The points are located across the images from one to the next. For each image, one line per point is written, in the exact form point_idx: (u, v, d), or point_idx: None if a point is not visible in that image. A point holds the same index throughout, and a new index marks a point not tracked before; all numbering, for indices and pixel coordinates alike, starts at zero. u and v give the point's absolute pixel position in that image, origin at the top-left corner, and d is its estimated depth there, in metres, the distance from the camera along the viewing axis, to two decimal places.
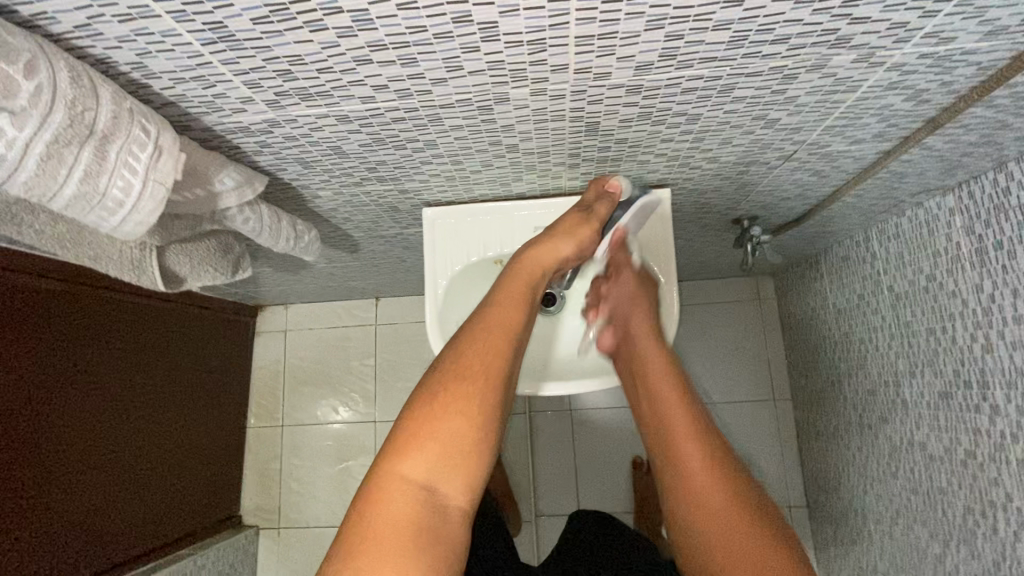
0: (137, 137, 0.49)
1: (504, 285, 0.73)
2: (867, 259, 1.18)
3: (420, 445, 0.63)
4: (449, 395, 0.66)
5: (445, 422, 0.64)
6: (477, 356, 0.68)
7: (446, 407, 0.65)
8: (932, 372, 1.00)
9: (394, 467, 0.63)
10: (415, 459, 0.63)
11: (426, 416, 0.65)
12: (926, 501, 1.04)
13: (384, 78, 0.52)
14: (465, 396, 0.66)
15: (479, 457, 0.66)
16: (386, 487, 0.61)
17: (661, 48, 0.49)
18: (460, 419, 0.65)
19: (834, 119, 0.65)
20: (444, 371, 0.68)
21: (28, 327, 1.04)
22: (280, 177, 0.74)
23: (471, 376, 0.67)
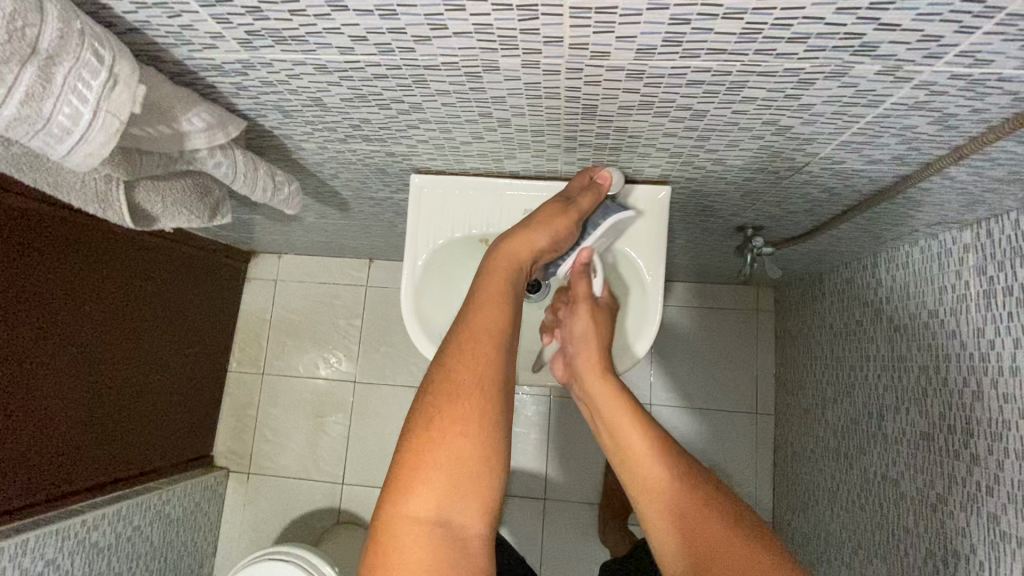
0: (88, 63, 0.46)
1: (488, 269, 0.63)
2: (872, 285, 1.13)
3: (427, 472, 0.52)
4: (452, 404, 0.54)
5: (450, 441, 0.53)
6: (472, 348, 0.57)
7: (450, 421, 0.53)
8: (918, 411, 0.96)
9: (403, 505, 0.51)
10: (424, 491, 0.51)
11: (425, 437, 0.53)
12: (890, 539, 1.02)
13: (362, 30, 0.48)
14: (469, 404, 0.54)
15: (498, 472, 0.54)
16: (395, 530, 0.50)
17: (666, 32, 0.44)
18: (467, 433, 0.53)
19: (850, 134, 0.60)
20: (437, 376, 0.56)
21: (17, 246, 1.03)
22: (261, 123, 0.70)
23: (473, 375, 0.55)
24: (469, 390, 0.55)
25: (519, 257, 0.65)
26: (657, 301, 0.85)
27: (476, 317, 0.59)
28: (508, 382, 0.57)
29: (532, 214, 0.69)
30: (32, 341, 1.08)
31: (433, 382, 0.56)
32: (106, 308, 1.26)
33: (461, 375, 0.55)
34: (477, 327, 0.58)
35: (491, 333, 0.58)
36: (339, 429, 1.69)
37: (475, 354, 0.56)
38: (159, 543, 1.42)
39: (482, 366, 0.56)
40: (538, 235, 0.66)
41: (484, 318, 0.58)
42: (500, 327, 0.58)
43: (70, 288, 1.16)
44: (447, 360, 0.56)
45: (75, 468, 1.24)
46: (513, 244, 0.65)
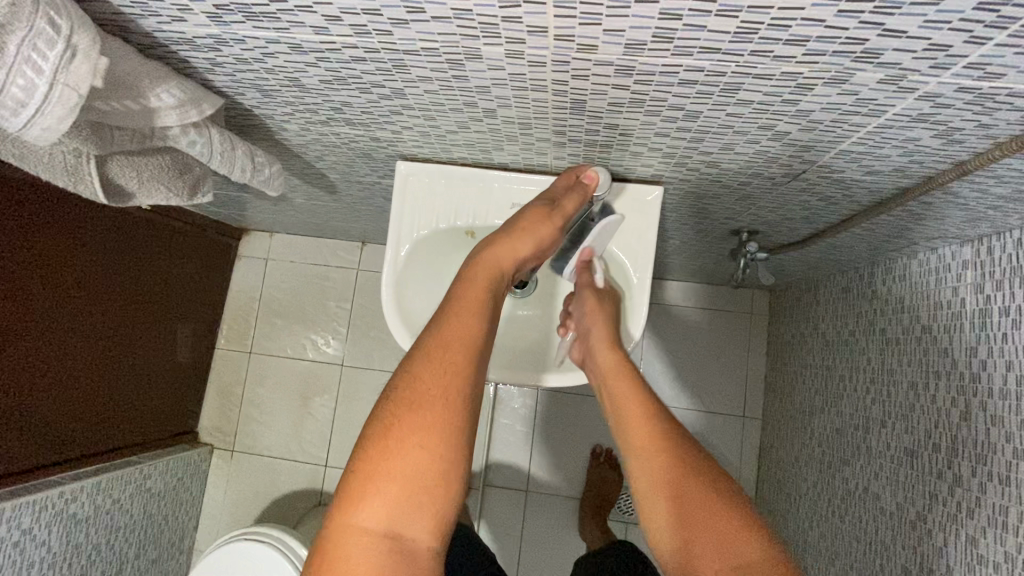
0: (43, 32, 0.43)
1: (466, 276, 0.61)
2: (867, 295, 1.11)
3: (382, 483, 0.51)
4: (414, 415, 0.53)
5: (409, 454, 0.51)
6: (438, 360, 0.55)
7: (411, 432, 0.52)
8: (904, 427, 0.95)
9: (355, 515, 0.50)
10: (378, 502, 0.50)
11: (384, 448, 0.51)
12: (866, 552, 1.01)
13: (336, 9, 0.45)
14: (433, 416, 0.53)
15: (456, 487, 0.53)
16: (343, 540, 0.49)
17: (656, 27, 0.42)
18: (427, 447, 0.52)
19: (850, 143, 0.57)
20: (402, 384, 0.54)
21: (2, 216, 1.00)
22: (240, 101, 0.67)
23: (438, 387, 0.54)
24: (433, 401, 0.53)
25: (499, 266, 0.63)
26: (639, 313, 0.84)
27: (450, 325, 0.57)
28: (476, 396, 0.56)
29: (514, 220, 0.67)
30: (17, 311, 1.07)
31: (397, 390, 0.54)
32: (93, 280, 1.24)
33: (426, 385, 0.54)
34: (449, 337, 0.56)
35: (463, 344, 0.56)
36: (324, 411, 1.68)
37: (444, 363, 0.55)
38: (139, 516, 1.42)
39: (450, 378, 0.54)
40: (521, 244, 0.64)
41: (457, 326, 0.57)
42: (473, 338, 0.57)
43: (60, 258, 1.14)
44: (414, 367, 0.55)
45: (56, 440, 1.24)
46: (495, 251, 0.63)
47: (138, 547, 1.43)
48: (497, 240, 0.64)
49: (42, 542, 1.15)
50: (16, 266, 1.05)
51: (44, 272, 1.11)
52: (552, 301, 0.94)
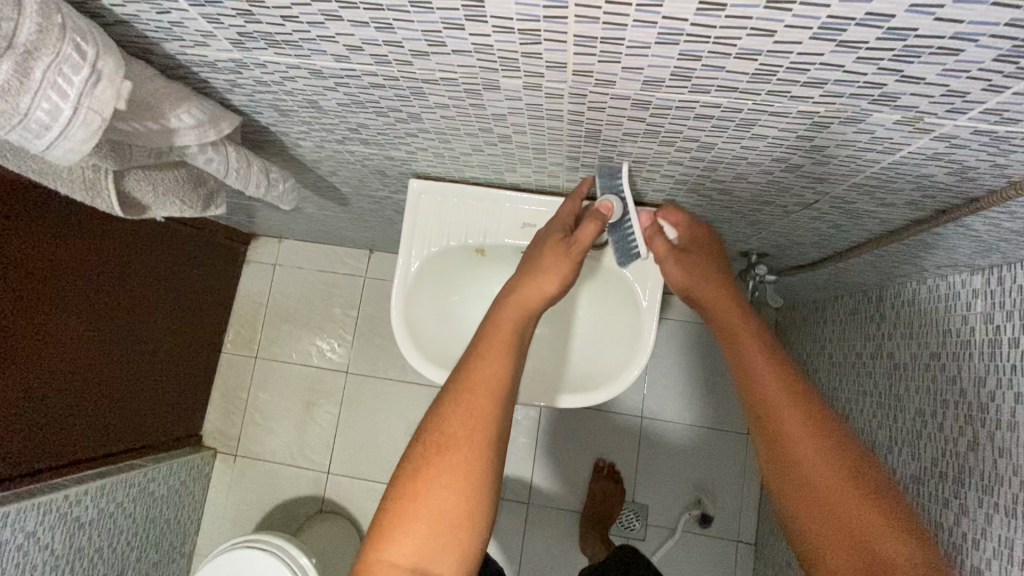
0: (69, 58, 0.43)
1: (495, 317, 0.63)
2: (875, 319, 1.11)
3: (410, 521, 0.53)
4: (442, 456, 0.54)
5: (436, 492, 0.53)
6: (467, 402, 0.57)
7: (439, 471, 0.54)
8: (911, 453, 0.95)
9: (386, 551, 0.52)
10: (406, 539, 0.52)
11: (413, 486, 0.54)
12: None
13: (357, 40, 0.45)
14: (459, 457, 0.54)
15: (480, 527, 0.54)
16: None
17: (674, 66, 0.42)
18: (453, 487, 0.53)
19: (863, 177, 0.57)
20: (432, 427, 0.56)
21: (16, 221, 1.01)
22: (257, 120, 0.68)
23: (465, 428, 0.55)
24: (460, 442, 0.55)
25: (525, 306, 0.64)
26: (648, 327, 0.84)
27: (478, 367, 0.59)
28: (502, 439, 0.57)
29: (536, 260, 0.68)
30: (27, 314, 1.08)
31: (427, 429, 0.57)
32: (101, 284, 1.25)
33: (455, 426, 0.56)
34: (477, 378, 0.58)
35: (491, 387, 0.58)
36: (328, 418, 1.69)
37: (472, 405, 0.56)
38: (142, 520, 1.43)
39: (477, 419, 0.56)
40: (546, 284, 0.65)
41: (486, 368, 0.59)
42: (501, 381, 0.58)
43: (71, 259, 1.15)
44: (445, 407, 0.57)
45: (62, 443, 1.24)
46: (520, 292, 0.65)
47: (139, 550, 1.43)
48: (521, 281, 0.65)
49: (45, 545, 1.15)
50: (28, 270, 1.06)
51: (55, 276, 1.12)
52: (564, 324, 0.96)
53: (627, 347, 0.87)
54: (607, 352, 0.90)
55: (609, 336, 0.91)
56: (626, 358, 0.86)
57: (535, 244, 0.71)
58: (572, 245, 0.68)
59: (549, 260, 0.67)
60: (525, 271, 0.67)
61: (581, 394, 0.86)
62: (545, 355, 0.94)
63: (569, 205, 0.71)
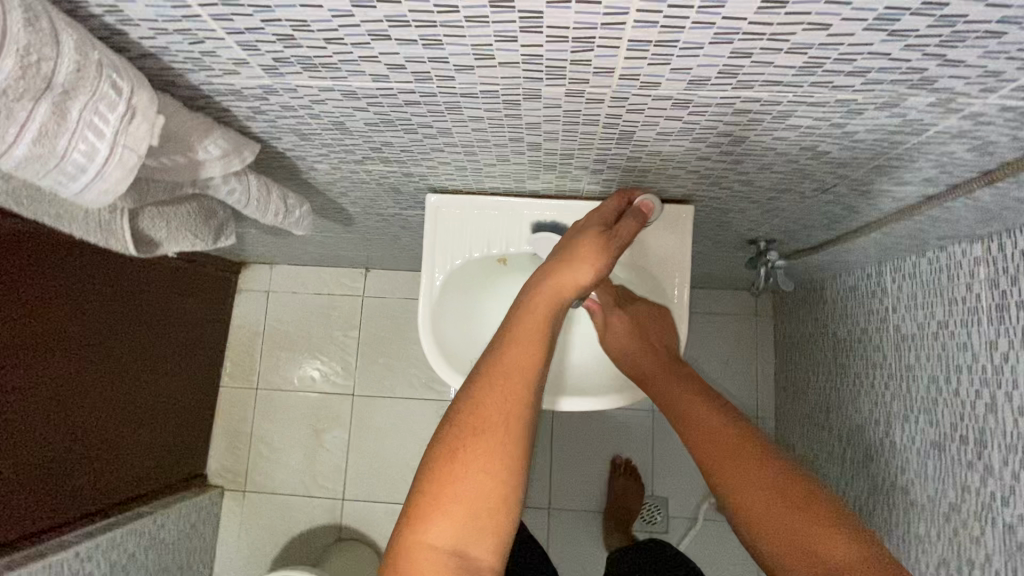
0: (106, 95, 0.41)
1: (526, 297, 0.61)
2: (877, 294, 1.14)
3: (449, 503, 0.51)
4: (478, 437, 0.53)
5: (474, 473, 0.52)
6: (499, 384, 0.55)
7: (475, 453, 0.52)
8: (928, 420, 0.98)
9: (425, 531, 0.51)
10: (445, 520, 0.51)
11: (450, 467, 0.52)
12: (900, 543, 1.04)
13: (401, 58, 0.45)
14: (496, 440, 0.53)
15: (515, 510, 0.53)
16: (413, 558, 0.50)
17: (723, 64, 0.43)
18: (491, 468, 0.52)
19: (885, 159, 0.60)
20: (466, 408, 0.55)
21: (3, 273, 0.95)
22: (274, 146, 0.66)
23: (501, 412, 0.54)
24: (496, 424, 0.54)
25: (561, 294, 0.61)
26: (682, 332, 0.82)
27: (508, 352, 0.57)
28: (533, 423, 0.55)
29: (571, 248, 0.64)
30: (24, 368, 1.03)
31: (460, 410, 0.55)
32: (98, 327, 1.20)
33: (488, 408, 0.54)
34: (509, 362, 0.56)
35: (524, 371, 0.56)
36: (337, 443, 1.65)
37: (506, 388, 0.55)
38: (155, 568, 1.37)
39: (512, 402, 0.55)
40: (581, 271, 0.61)
41: (517, 353, 0.57)
42: (531, 363, 0.57)
43: (64, 307, 1.10)
44: (478, 391, 0.55)
45: (66, 497, 1.18)
46: (556, 280, 0.61)
47: None
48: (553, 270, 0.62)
49: None
50: (22, 323, 1.01)
51: (51, 325, 1.07)
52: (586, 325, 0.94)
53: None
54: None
55: None
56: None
57: (570, 232, 0.70)
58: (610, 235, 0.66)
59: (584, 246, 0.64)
60: (556, 259, 0.64)
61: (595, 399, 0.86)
62: (569, 352, 0.93)
63: (615, 198, 0.70)
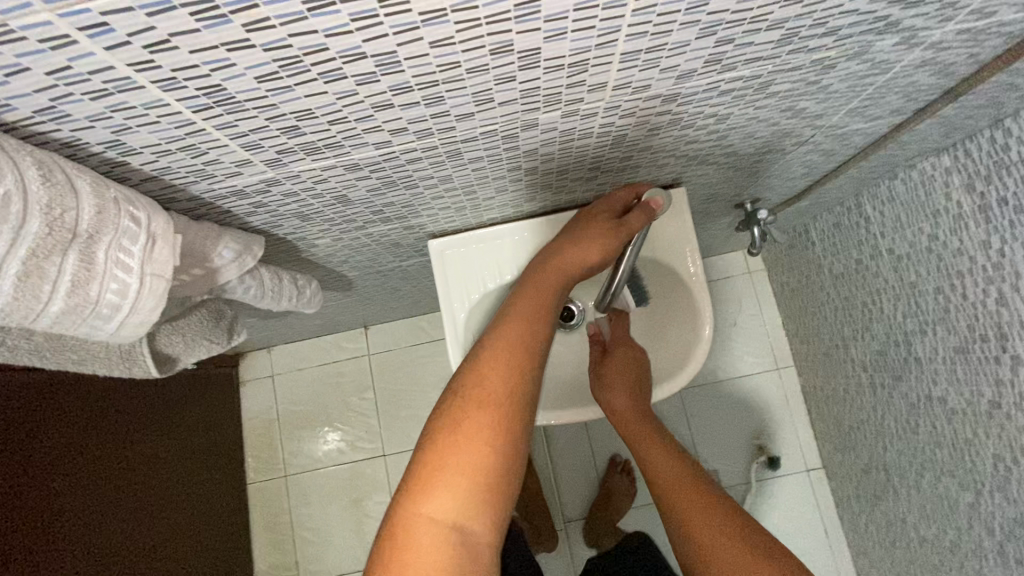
0: (126, 229, 0.41)
1: (530, 287, 0.65)
2: (861, 225, 1.19)
3: (449, 475, 0.53)
4: (481, 410, 0.55)
5: (476, 443, 0.54)
6: (497, 359, 0.58)
7: (472, 426, 0.55)
8: (945, 329, 1.02)
9: (420, 504, 0.52)
10: (441, 493, 0.52)
11: (452, 438, 0.54)
12: (953, 451, 1.06)
13: (404, 122, 0.45)
14: (491, 414, 0.55)
15: (515, 481, 0.55)
16: (413, 528, 0.51)
17: (708, 54, 0.45)
18: (495, 437, 0.55)
19: (856, 102, 0.63)
20: (468, 382, 0.58)
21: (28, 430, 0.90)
22: (275, 234, 0.66)
23: (502, 389, 0.57)
24: (492, 399, 0.56)
25: (564, 274, 0.67)
26: (705, 306, 0.81)
27: (506, 337, 0.60)
28: (527, 400, 0.57)
29: (578, 231, 0.68)
30: (62, 521, 0.96)
31: (457, 388, 0.58)
32: (126, 456, 1.15)
33: (481, 385, 0.57)
34: (511, 343, 0.59)
35: (520, 352, 0.59)
36: (381, 508, 1.61)
37: (501, 367, 0.58)
38: None
39: (507, 378, 0.57)
40: (587, 254, 0.67)
41: (511, 335, 0.60)
42: (528, 343, 0.60)
43: (88, 446, 1.04)
44: (476, 371, 0.58)
45: None
46: (562, 263, 0.67)
47: None
48: (561, 255, 0.67)
49: None
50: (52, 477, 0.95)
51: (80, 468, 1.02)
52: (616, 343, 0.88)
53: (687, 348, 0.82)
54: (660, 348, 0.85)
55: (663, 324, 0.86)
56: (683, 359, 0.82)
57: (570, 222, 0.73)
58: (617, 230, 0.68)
59: (585, 238, 0.67)
60: (561, 243, 0.68)
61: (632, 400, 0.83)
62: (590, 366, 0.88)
63: (622, 190, 0.72)
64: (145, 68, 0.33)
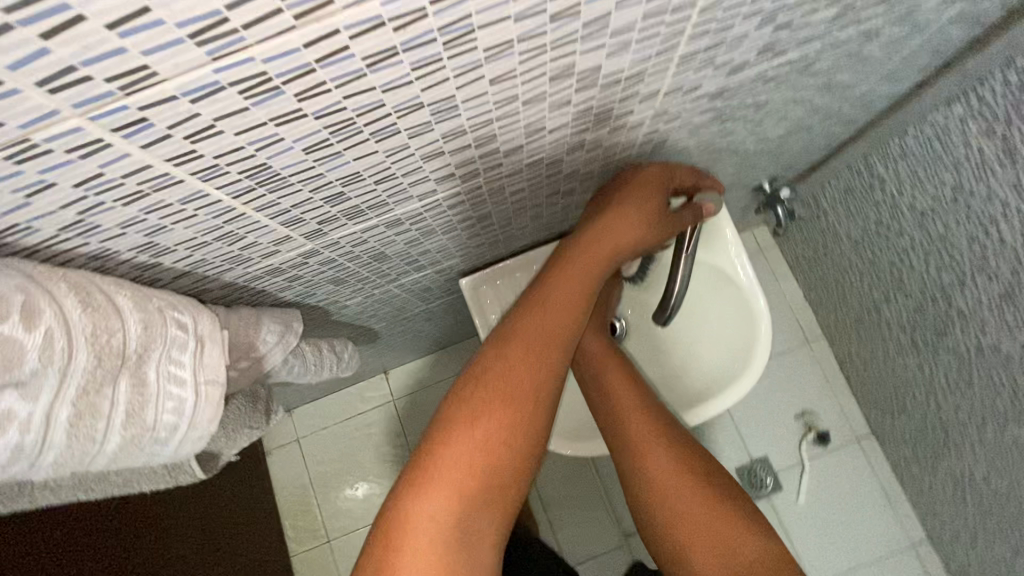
0: (174, 338, 0.36)
1: (569, 266, 0.56)
2: (874, 185, 1.11)
3: (456, 470, 0.47)
4: (501, 403, 0.50)
5: (490, 432, 0.49)
6: (518, 347, 0.52)
7: (492, 417, 0.49)
8: (986, 277, 0.95)
9: (426, 492, 0.46)
10: (449, 485, 0.47)
11: (460, 429, 0.48)
12: (1015, 403, 0.97)
13: (452, 167, 0.42)
14: (515, 410, 0.50)
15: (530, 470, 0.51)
16: (404, 527, 0.45)
17: (764, 39, 0.41)
18: (512, 430, 0.49)
19: (889, 67, 0.61)
20: (483, 368, 0.51)
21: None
22: (309, 303, 0.62)
23: (523, 381, 0.51)
24: (517, 394, 0.50)
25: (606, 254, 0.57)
26: (759, 299, 0.73)
27: (536, 324, 0.53)
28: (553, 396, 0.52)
29: (618, 197, 0.58)
30: None
31: (476, 370, 0.52)
32: None
33: (506, 374, 0.50)
34: (538, 331, 0.52)
35: (547, 345, 0.52)
36: None
37: (529, 357, 0.51)
38: None
39: (531, 372, 0.51)
40: (628, 232, 0.57)
41: (541, 321, 0.53)
42: (558, 335, 0.53)
43: None
44: (498, 355, 0.52)
45: None
46: (602, 238, 0.57)
47: None
48: (599, 228, 0.57)
49: None
50: None
51: None
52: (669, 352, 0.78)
53: (742, 347, 0.73)
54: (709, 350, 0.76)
55: (711, 324, 0.76)
56: (740, 359, 0.73)
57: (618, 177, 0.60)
58: (669, 223, 0.60)
59: (640, 220, 0.57)
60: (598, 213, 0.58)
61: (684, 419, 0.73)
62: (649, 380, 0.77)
63: (686, 166, 0.62)
64: (187, 160, 0.29)
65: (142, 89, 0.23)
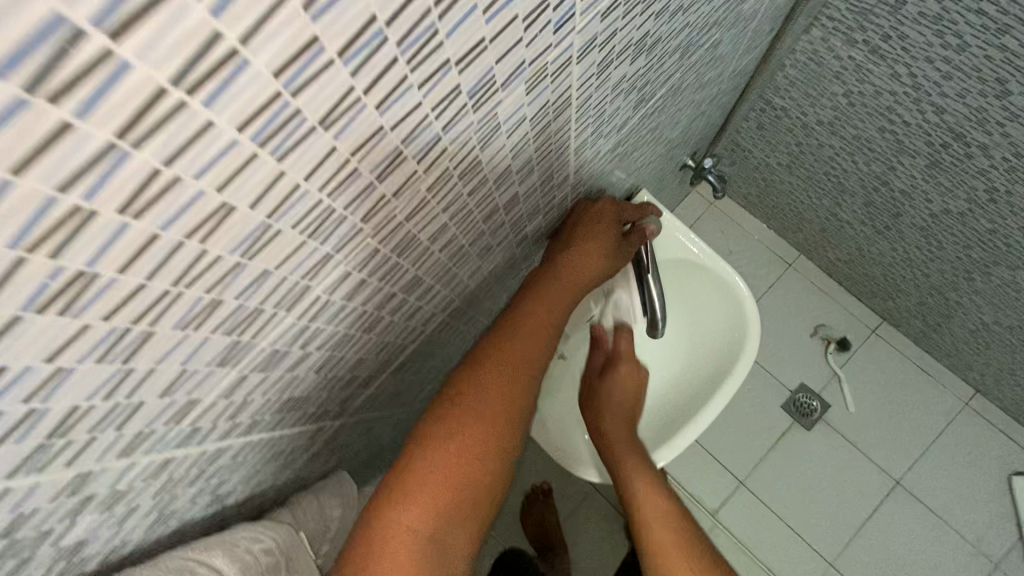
0: (269, 564, 0.40)
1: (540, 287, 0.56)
2: (779, 114, 1.14)
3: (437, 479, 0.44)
4: (480, 414, 0.47)
5: (470, 441, 0.46)
6: (496, 361, 0.50)
7: (470, 437, 0.46)
8: (909, 155, 1.00)
9: (402, 513, 0.43)
10: (425, 502, 0.44)
11: (443, 438, 0.45)
12: (984, 245, 1.03)
13: (430, 308, 0.47)
14: (491, 426, 0.48)
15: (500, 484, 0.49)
16: (385, 543, 0.42)
17: (636, 97, 0.48)
18: (488, 440, 0.47)
19: (742, 48, 0.69)
20: (466, 377, 0.49)
21: None
22: (349, 457, 0.65)
23: (501, 399, 0.49)
24: (494, 426, 0.48)
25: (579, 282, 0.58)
26: (732, 278, 0.78)
27: (509, 349, 0.51)
28: (527, 420, 0.51)
29: (584, 233, 0.61)
30: None
31: (452, 391, 0.48)
32: None
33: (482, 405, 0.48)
34: (515, 349, 0.51)
35: (521, 363, 0.51)
36: None
37: (504, 385, 0.49)
38: None
39: (508, 389, 0.49)
40: (597, 266, 0.60)
41: (516, 348, 0.51)
42: (532, 356, 0.52)
43: None
44: (473, 377, 0.49)
45: None
46: (574, 266, 0.58)
47: None
48: (570, 259, 0.58)
49: None
50: None
51: None
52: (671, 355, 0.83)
53: (732, 329, 0.79)
54: (705, 344, 0.81)
55: (700, 314, 0.82)
56: (737, 335, 0.78)
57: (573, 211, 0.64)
58: (624, 250, 0.63)
59: (602, 252, 0.60)
60: (565, 247, 0.60)
61: (706, 417, 0.77)
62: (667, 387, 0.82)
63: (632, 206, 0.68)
64: (231, 431, 0.33)
65: (189, 414, 0.28)
